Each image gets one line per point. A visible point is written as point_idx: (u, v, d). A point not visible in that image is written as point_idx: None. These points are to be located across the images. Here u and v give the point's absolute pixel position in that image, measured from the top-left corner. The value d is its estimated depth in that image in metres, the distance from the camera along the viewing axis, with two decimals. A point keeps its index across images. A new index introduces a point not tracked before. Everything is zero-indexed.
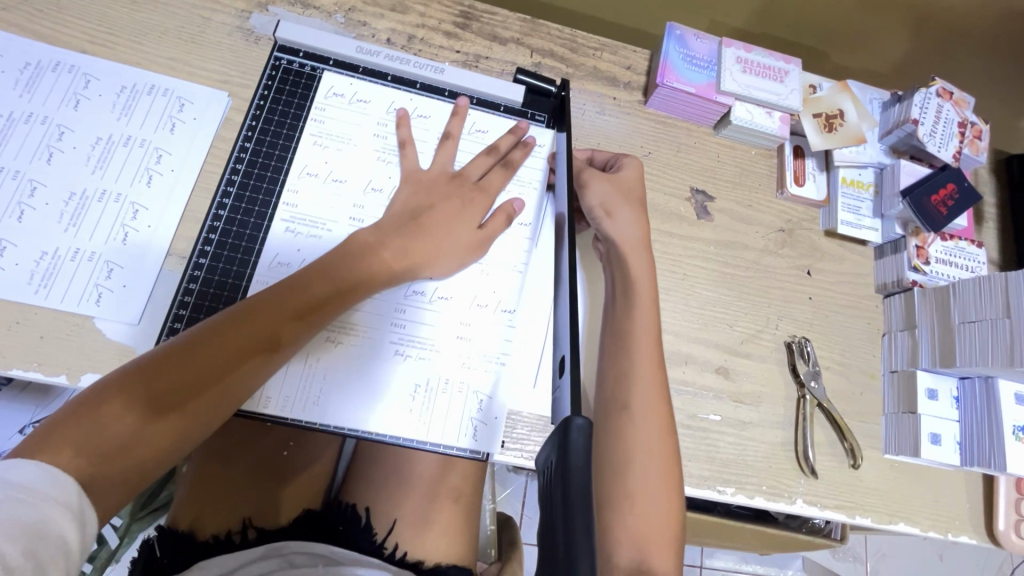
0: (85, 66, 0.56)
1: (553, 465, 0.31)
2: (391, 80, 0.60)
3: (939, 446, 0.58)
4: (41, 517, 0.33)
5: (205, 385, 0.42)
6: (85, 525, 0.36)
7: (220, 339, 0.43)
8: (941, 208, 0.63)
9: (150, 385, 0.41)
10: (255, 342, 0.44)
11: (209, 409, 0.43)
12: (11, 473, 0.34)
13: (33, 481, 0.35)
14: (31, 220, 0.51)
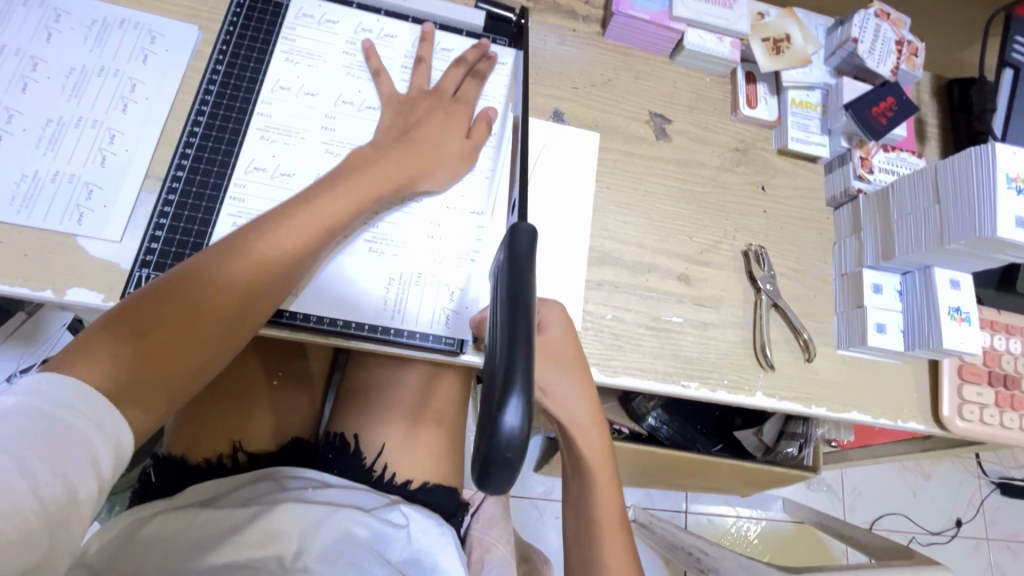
0: (56, 2, 0.58)
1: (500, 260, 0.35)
2: (357, 7, 0.63)
3: (884, 334, 0.62)
4: (79, 442, 0.36)
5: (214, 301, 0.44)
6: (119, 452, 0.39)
7: (221, 263, 0.45)
8: (880, 119, 0.67)
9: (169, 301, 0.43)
10: (262, 259, 0.46)
11: (212, 336, 0.45)
12: (54, 392, 0.37)
13: (76, 405, 0.37)
14: (10, 146, 0.53)
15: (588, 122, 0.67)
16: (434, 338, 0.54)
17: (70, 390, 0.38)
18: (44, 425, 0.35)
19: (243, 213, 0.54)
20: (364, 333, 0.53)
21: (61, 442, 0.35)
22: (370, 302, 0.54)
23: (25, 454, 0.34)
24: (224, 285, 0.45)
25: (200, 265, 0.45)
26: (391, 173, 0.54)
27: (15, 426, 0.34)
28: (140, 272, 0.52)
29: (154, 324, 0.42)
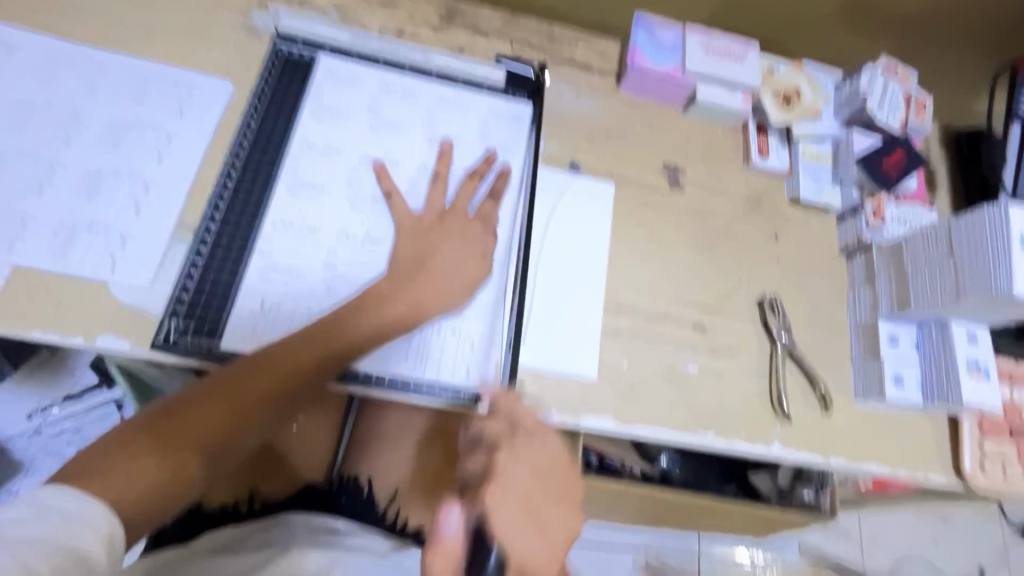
0: (100, 60, 0.61)
1: None
2: (383, 64, 0.66)
3: (901, 387, 0.62)
4: (73, 538, 0.36)
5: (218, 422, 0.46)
6: (114, 550, 0.38)
7: (229, 387, 0.47)
8: (890, 171, 0.69)
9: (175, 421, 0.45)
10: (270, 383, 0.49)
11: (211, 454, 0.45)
12: (48, 497, 0.37)
13: (68, 506, 0.37)
14: (50, 196, 0.55)
15: (604, 172, 0.69)
16: (453, 390, 0.56)
17: (75, 501, 0.38)
18: (39, 525, 0.35)
19: (271, 265, 0.56)
20: (384, 385, 0.55)
21: (56, 545, 0.35)
22: (391, 353, 0.56)
23: (23, 553, 0.34)
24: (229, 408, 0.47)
25: (205, 393, 0.47)
26: (401, 313, 0.55)
27: (13, 530, 0.34)
28: (170, 321, 0.53)
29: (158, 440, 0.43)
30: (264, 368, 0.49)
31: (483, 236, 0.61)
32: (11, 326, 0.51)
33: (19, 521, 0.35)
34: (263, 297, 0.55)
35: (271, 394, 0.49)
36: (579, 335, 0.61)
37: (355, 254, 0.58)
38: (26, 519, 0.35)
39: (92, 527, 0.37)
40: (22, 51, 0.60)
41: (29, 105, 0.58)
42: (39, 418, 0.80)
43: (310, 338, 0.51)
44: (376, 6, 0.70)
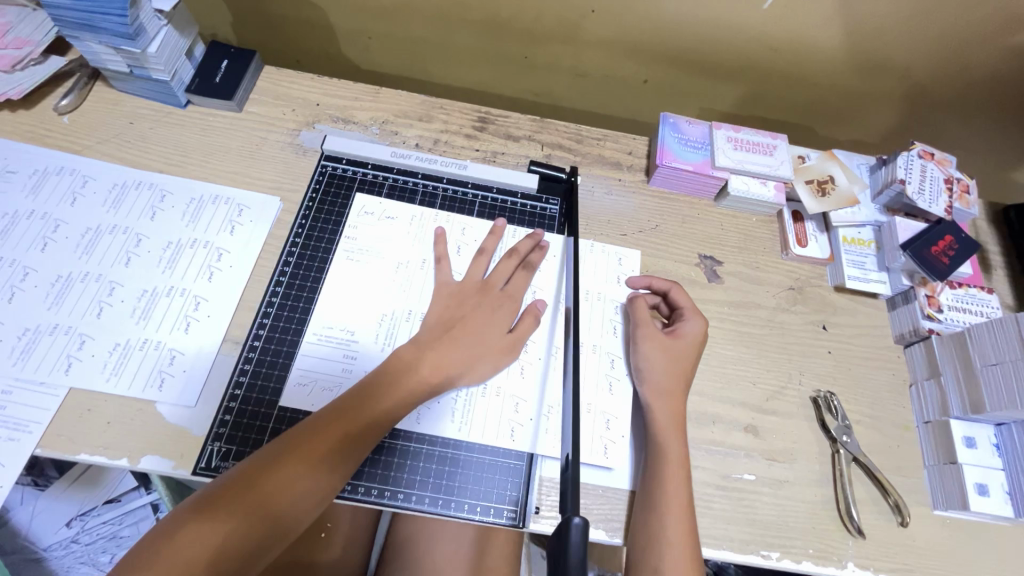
0: (162, 184, 0.66)
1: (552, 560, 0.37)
2: (421, 177, 0.69)
3: (987, 497, 0.56)
4: None
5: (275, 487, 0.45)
6: None
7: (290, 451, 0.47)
8: (942, 258, 0.65)
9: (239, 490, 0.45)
10: (329, 440, 0.48)
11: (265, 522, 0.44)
12: None
13: None
14: (108, 316, 0.58)
15: (640, 267, 0.69)
16: (494, 512, 0.53)
17: None
18: None
19: (311, 380, 0.56)
20: (424, 507, 0.52)
21: None
22: (428, 472, 0.54)
23: None
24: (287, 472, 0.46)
25: (267, 461, 0.47)
26: (424, 377, 0.53)
27: None
28: (212, 445, 0.53)
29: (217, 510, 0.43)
30: (262, 471, 0.46)
31: (515, 313, 0.60)
32: (62, 449, 0.52)
33: None
34: (306, 413, 0.55)
35: (302, 475, 0.46)
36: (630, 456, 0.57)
37: (369, 345, 0.58)
38: None
39: None
40: (94, 180, 0.65)
41: (96, 230, 0.62)
42: (79, 524, 0.80)
43: (336, 416, 0.50)
44: (413, 120, 0.75)
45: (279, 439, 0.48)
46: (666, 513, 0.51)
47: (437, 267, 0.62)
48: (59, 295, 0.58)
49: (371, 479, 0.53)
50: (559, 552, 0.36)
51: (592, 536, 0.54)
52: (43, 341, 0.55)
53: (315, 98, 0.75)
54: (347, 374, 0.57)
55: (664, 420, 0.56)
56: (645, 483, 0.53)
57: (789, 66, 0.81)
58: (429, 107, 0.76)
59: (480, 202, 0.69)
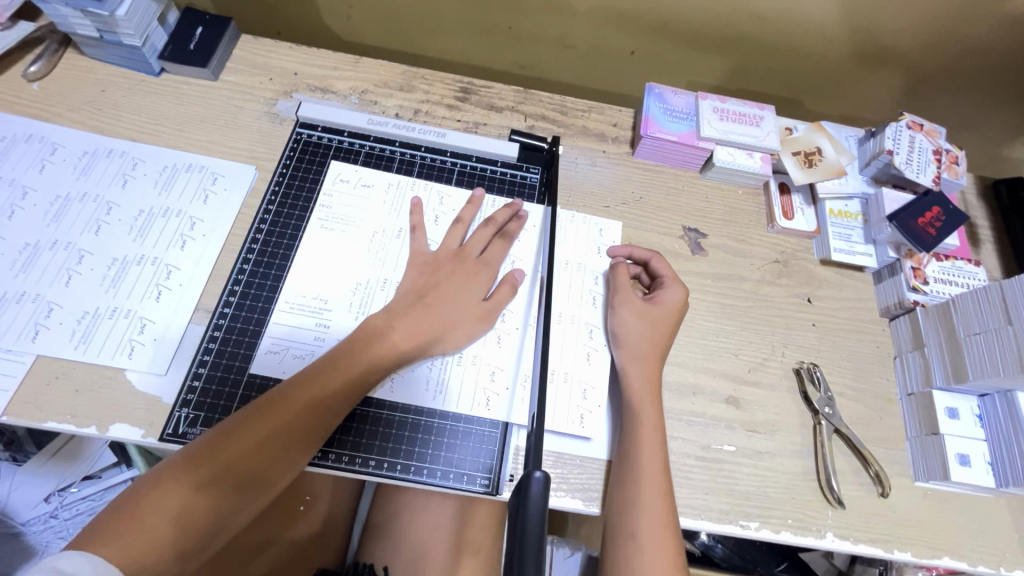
0: (135, 152, 0.65)
1: (512, 517, 0.36)
2: (399, 145, 0.68)
3: (969, 467, 0.56)
4: None
5: (241, 456, 0.44)
6: None
7: (257, 419, 0.46)
8: (929, 230, 0.64)
9: (204, 461, 0.43)
10: (298, 409, 0.47)
11: (234, 490, 0.44)
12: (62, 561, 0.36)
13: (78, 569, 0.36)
14: (77, 284, 0.56)
15: (623, 238, 0.67)
16: (468, 480, 0.52)
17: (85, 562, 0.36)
18: None
19: (282, 347, 0.56)
20: (397, 474, 0.52)
21: None
22: (401, 439, 0.53)
23: None
24: (255, 441, 0.45)
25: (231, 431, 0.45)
26: (397, 343, 0.53)
27: None
28: (180, 411, 0.52)
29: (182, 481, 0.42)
30: (229, 440, 0.45)
31: (491, 282, 0.59)
32: (30, 417, 0.51)
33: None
34: (277, 381, 0.54)
35: (269, 443, 0.45)
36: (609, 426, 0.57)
37: (342, 314, 0.57)
38: None
39: None
40: (64, 148, 0.64)
41: (67, 198, 0.61)
42: (57, 499, 0.79)
43: (303, 383, 0.48)
44: (394, 90, 0.73)
45: (246, 407, 0.47)
46: (642, 478, 0.50)
47: (413, 236, 0.61)
48: (27, 263, 0.57)
49: (343, 446, 0.52)
50: (520, 505, 0.36)
51: (568, 505, 0.53)
52: (10, 309, 0.54)
53: (292, 67, 0.73)
54: (319, 343, 0.56)
55: (640, 387, 0.55)
56: (620, 450, 0.53)
57: (778, 37, 0.80)
58: (410, 77, 0.74)
59: (459, 172, 0.68)
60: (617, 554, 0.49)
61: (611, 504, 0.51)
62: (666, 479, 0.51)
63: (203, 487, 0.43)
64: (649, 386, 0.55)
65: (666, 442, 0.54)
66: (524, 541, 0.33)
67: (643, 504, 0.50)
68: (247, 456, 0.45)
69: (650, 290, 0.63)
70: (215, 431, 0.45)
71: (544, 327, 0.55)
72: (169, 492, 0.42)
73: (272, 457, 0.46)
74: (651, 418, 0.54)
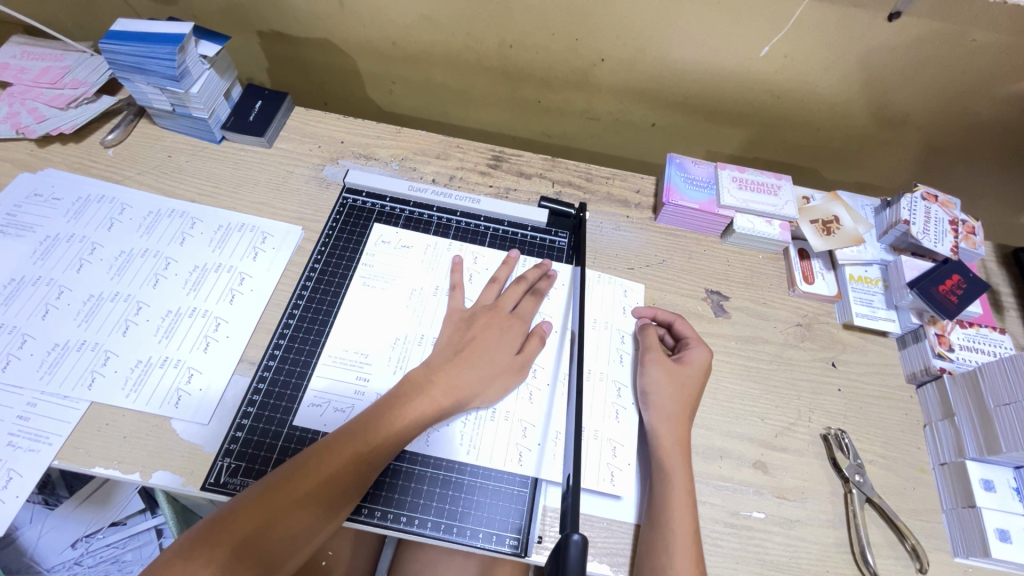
0: (194, 212, 0.70)
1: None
2: (436, 210, 0.73)
3: (1010, 544, 0.54)
4: None
5: (274, 519, 0.45)
6: None
7: (292, 481, 0.47)
8: (950, 297, 0.65)
9: (241, 521, 0.45)
10: (329, 470, 0.48)
11: (267, 552, 0.45)
12: None
13: None
14: (133, 334, 0.60)
15: (646, 299, 0.70)
16: (497, 540, 0.52)
17: None
18: None
19: (324, 401, 0.58)
20: (427, 531, 0.52)
21: None
22: (432, 495, 0.54)
23: None
24: (289, 502, 0.46)
25: (267, 492, 0.46)
26: (436, 398, 0.54)
27: None
28: (221, 461, 0.54)
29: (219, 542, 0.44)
30: (263, 500, 0.46)
31: (522, 335, 0.61)
32: (77, 462, 0.53)
33: None
34: (316, 434, 0.56)
35: (313, 496, 0.47)
36: (638, 487, 0.57)
37: (381, 368, 0.60)
38: None
39: None
40: (131, 207, 0.69)
41: (129, 253, 0.66)
42: (85, 545, 0.81)
43: (346, 437, 0.50)
44: (432, 157, 0.79)
45: (282, 466, 0.49)
46: (674, 540, 0.50)
47: (451, 293, 0.64)
48: (89, 313, 0.61)
49: (375, 500, 0.53)
50: (557, 565, 0.38)
51: (596, 570, 0.53)
52: (70, 356, 0.58)
53: (339, 136, 0.80)
54: (359, 396, 0.58)
55: (669, 448, 0.56)
56: (651, 512, 0.53)
57: (792, 111, 0.85)
58: (446, 146, 0.80)
59: (492, 234, 0.72)
60: None
61: (642, 568, 0.51)
62: (696, 544, 0.51)
63: (238, 549, 0.44)
64: (678, 447, 0.56)
65: (696, 505, 0.54)
66: None
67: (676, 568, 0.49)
68: (279, 519, 0.46)
69: (675, 352, 0.64)
70: (253, 490, 0.47)
71: (574, 385, 0.57)
72: (208, 553, 0.43)
73: (302, 519, 0.47)
74: (680, 479, 0.54)
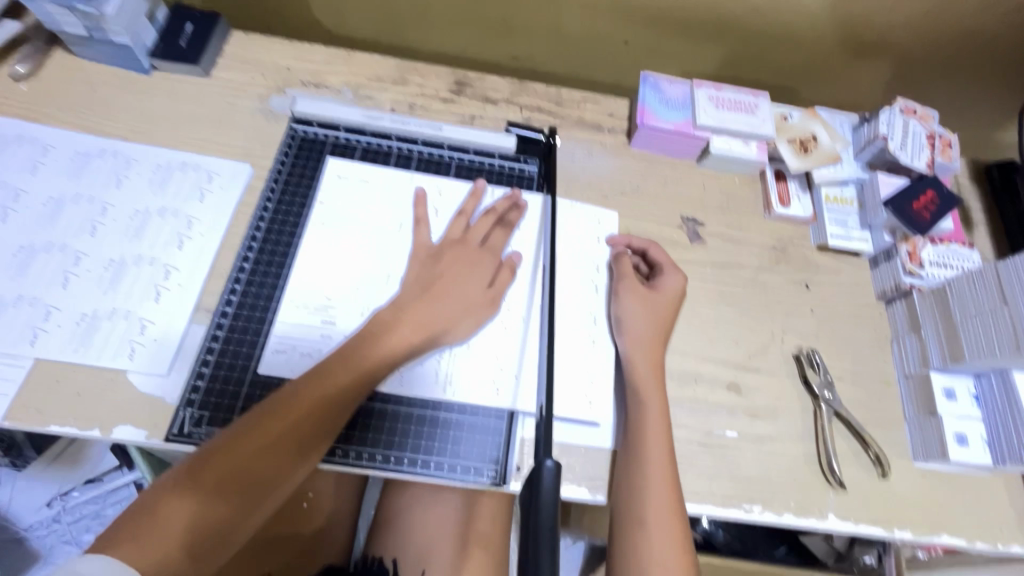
0: (128, 152, 0.64)
1: (525, 504, 0.38)
2: (396, 140, 0.68)
3: (967, 447, 0.57)
4: None
5: (249, 462, 0.44)
6: None
7: (263, 424, 0.46)
8: (923, 213, 0.65)
9: (213, 466, 0.43)
10: (302, 411, 0.47)
11: (244, 494, 0.44)
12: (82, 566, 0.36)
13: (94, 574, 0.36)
14: (74, 286, 0.56)
15: (620, 228, 0.68)
16: (475, 471, 0.53)
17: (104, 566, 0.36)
18: None
19: (288, 346, 0.55)
20: (404, 468, 0.52)
21: None
22: (408, 433, 0.53)
23: None
24: (262, 443, 0.45)
25: (238, 436, 0.45)
26: (406, 336, 0.53)
27: None
28: (184, 412, 0.52)
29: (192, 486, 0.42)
30: (235, 444, 0.45)
31: (493, 268, 0.59)
32: (31, 421, 0.50)
33: None
34: (283, 378, 0.54)
35: (287, 438, 0.46)
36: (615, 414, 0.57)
37: (347, 309, 0.57)
38: None
39: None
40: (55, 148, 0.63)
41: (60, 199, 0.60)
42: (60, 503, 0.80)
43: (317, 378, 0.49)
44: (388, 83, 0.73)
45: (252, 411, 0.47)
46: (649, 463, 0.51)
47: (417, 229, 0.61)
48: (22, 266, 0.56)
49: (349, 441, 0.52)
50: (532, 495, 0.37)
51: (574, 495, 0.54)
52: (7, 312, 0.54)
53: (285, 63, 0.72)
54: (325, 339, 0.56)
55: (642, 373, 0.56)
56: (626, 438, 0.53)
57: (771, 23, 0.80)
58: (403, 70, 0.74)
59: (457, 164, 0.68)
60: (625, 537, 0.50)
61: (618, 488, 0.52)
62: (672, 464, 0.52)
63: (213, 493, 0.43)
64: (650, 371, 0.56)
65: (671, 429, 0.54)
66: (540, 526, 0.35)
67: (650, 488, 0.50)
68: (254, 462, 0.45)
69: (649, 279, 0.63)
70: (222, 435, 0.45)
71: (546, 317, 0.55)
72: (182, 497, 0.42)
73: (278, 461, 0.46)
74: (655, 405, 0.54)
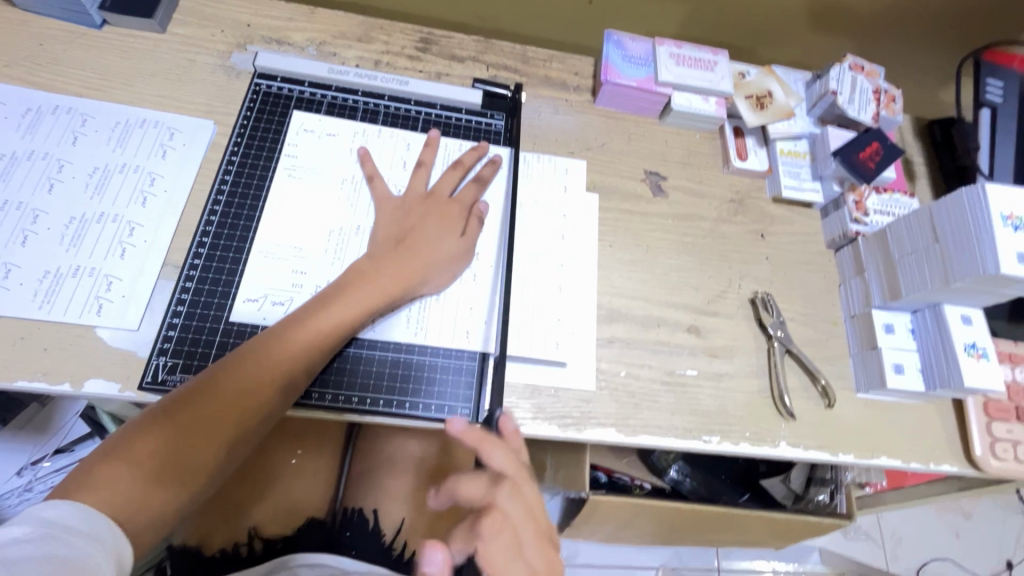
0: (83, 108, 0.62)
1: None
2: (362, 94, 0.67)
3: (904, 376, 0.62)
4: (79, 552, 0.35)
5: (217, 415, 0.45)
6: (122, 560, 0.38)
7: (232, 379, 0.46)
8: (868, 163, 0.69)
9: (180, 418, 0.44)
10: (272, 366, 0.48)
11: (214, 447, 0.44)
12: (50, 512, 0.36)
13: (67, 518, 0.36)
14: (34, 244, 0.55)
15: (586, 181, 0.70)
16: (449, 410, 0.55)
17: (76, 512, 0.37)
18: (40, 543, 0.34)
19: (262, 295, 0.56)
20: (380, 408, 0.54)
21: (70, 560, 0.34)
22: (383, 376, 0.55)
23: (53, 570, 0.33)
24: (231, 397, 0.46)
25: (204, 390, 0.45)
26: (382, 285, 0.54)
27: (19, 548, 0.33)
28: (158, 359, 0.52)
29: (160, 437, 0.43)
30: (202, 398, 0.45)
31: (464, 218, 0.61)
32: None
33: (19, 540, 0.33)
34: (256, 327, 0.55)
35: (255, 392, 0.47)
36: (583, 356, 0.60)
37: (319, 259, 0.58)
38: (30, 538, 0.34)
39: (98, 541, 0.37)
40: (5, 104, 0.60)
41: (13, 156, 0.58)
42: (30, 472, 0.80)
43: (287, 333, 0.49)
44: (352, 40, 0.72)
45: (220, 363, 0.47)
46: None
47: (371, 185, 0.61)
48: None
49: (326, 385, 0.53)
50: None
51: (545, 432, 0.56)
52: None
53: (244, 18, 0.71)
54: (297, 289, 0.56)
55: None
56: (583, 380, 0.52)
57: None
58: (368, 27, 0.73)
59: (425, 120, 0.68)
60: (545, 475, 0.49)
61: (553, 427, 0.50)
62: None
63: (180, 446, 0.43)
64: None
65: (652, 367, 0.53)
66: None
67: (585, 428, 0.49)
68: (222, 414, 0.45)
69: None
70: (189, 387, 0.45)
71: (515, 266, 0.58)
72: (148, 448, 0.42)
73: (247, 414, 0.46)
74: None
